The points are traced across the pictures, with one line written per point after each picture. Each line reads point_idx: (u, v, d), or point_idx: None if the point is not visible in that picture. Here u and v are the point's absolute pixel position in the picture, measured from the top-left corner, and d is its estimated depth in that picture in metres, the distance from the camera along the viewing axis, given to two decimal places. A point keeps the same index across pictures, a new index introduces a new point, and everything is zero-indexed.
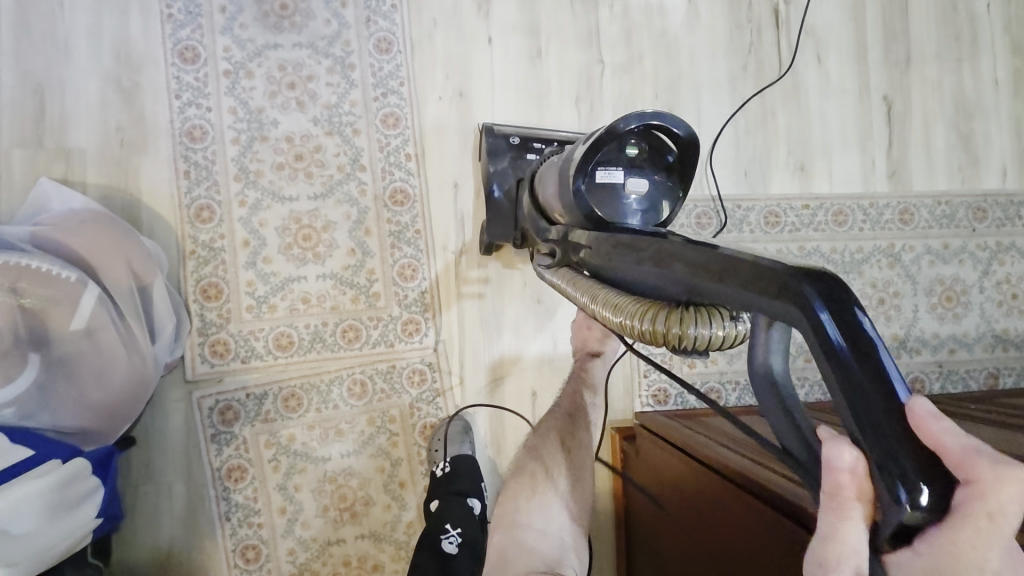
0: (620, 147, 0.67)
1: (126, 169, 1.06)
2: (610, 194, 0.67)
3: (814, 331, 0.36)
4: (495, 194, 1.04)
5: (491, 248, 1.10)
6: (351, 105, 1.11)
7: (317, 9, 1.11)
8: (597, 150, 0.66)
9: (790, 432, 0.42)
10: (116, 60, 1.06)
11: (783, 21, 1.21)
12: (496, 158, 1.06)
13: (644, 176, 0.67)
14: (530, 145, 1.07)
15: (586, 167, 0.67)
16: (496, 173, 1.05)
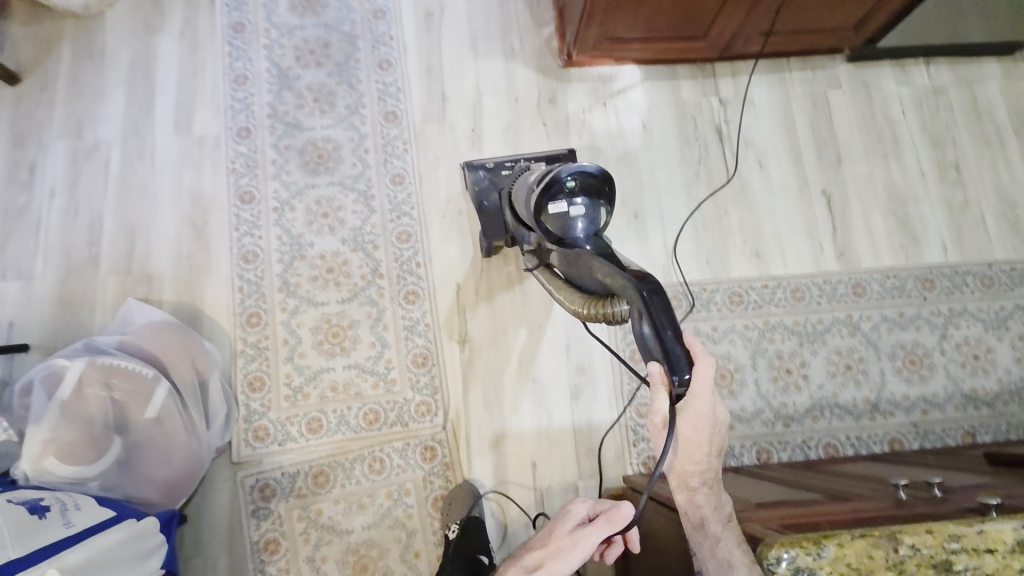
0: (560, 182, 0.90)
1: (194, 287, 1.32)
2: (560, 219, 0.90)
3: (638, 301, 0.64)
4: (484, 204, 1.29)
5: (491, 251, 1.32)
6: (372, 226, 1.37)
7: (346, 155, 1.41)
8: (545, 194, 0.90)
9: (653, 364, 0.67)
10: (192, 206, 1.36)
11: (725, 136, 1.46)
12: (478, 179, 1.31)
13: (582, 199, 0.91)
14: (502, 164, 1.33)
15: (540, 207, 0.91)
16: (481, 191, 1.30)
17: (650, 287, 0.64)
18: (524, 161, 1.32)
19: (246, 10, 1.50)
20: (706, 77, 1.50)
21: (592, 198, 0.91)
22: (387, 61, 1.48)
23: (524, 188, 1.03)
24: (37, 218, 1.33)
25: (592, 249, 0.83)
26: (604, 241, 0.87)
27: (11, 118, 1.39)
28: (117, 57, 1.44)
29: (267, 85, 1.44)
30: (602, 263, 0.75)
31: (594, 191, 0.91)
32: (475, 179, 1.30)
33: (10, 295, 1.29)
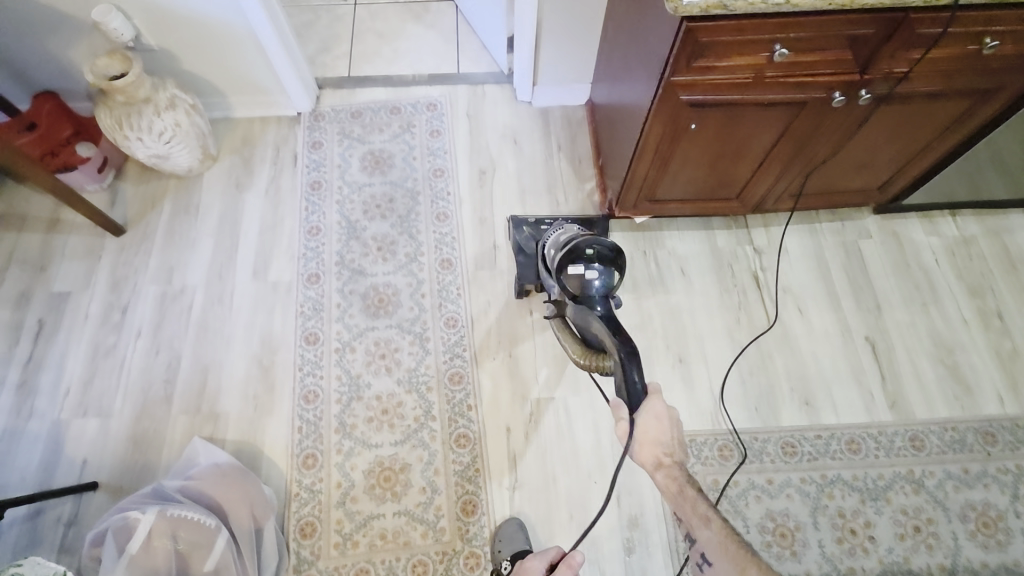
0: (582, 250, 1.10)
1: (256, 427, 1.38)
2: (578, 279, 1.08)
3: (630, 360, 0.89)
4: (522, 251, 1.44)
5: (523, 294, 1.49)
6: (426, 368, 1.44)
7: (404, 300, 1.52)
8: (569, 258, 1.10)
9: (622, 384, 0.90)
10: (262, 346, 1.46)
11: (763, 283, 1.53)
12: (519, 230, 1.47)
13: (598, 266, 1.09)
14: (542, 221, 1.49)
15: (563, 267, 1.10)
16: (521, 242, 1.45)
17: (627, 348, 0.92)
18: (562, 221, 1.49)
19: (323, 170, 1.69)
20: (740, 227, 1.59)
21: (607, 266, 1.09)
22: (445, 213, 1.63)
23: (554, 246, 1.22)
24: (123, 357, 1.45)
25: (601, 314, 1.03)
26: (609, 304, 1.06)
27: (112, 265, 1.56)
28: (209, 211, 1.63)
29: (337, 234, 1.59)
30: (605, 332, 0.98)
31: (609, 261, 1.10)
32: (517, 232, 1.46)
33: (89, 432, 1.38)
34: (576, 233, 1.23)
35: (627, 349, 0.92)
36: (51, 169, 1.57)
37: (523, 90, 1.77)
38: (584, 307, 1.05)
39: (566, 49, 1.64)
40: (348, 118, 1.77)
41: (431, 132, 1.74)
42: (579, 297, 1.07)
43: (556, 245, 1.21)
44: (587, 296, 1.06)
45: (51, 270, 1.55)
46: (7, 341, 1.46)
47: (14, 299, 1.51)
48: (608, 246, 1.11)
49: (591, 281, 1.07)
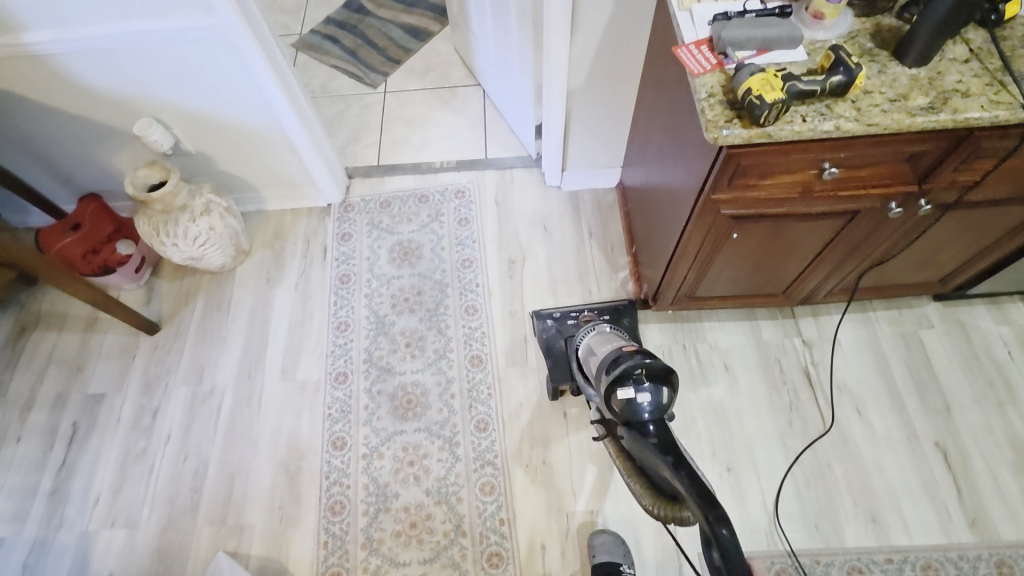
0: (628, 369, 0.93)
1: (281, 541, 1.33)
2: (628, 403, 0.90)
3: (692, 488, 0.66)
4: (551, 348, 1.40)
5: (557, 395, 1.42)
6: (456, 476, 1.37)
7: (433, 400, 1.47)
8: (614, 381, 0.94)
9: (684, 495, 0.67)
10: (288, 451, 1.43)
11: (815, 379, 1.42)
12: (546, 327, 1.43)
13: (650, 387, 0.92)
14: (568, 313, 1.45)
15: (608, 394, 0.94)
16: (548, 337, 1.41)
17: (716, 512, 0.60)
18: (588, 312, 1.44)
19: (352, 263, 1.69)
20: (786, 317, 1.50)
21: (660, 384, 0.93)
22: (474, 306, 1.59)
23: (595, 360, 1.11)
24: (151, 462, 1.44)
25: (658, 444, 0.82)
26: (667, 428, 0.88)
27: (146, 364, 1.57)
28: (241, 307, 1.65)
29: (366, 330, 1.58)
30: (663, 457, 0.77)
31: (661, 378, 0.94)
32: (541, 327, 1.43)
33: (115, 544, 1.35)
34: (620, 346, 1.08)
35: (707, 503, 0.62)
36: (91, 270, 1.61)
37: (552, 175, 1.75)
38: (637, 435, 0.87)
39: (595, 137, 1.62)
40: (378, 209, 1.78)
41: (459, 221, 1.74)
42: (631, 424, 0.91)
43: (597, 363, 1.08)
44: (639, 420, 0.90)
45: (87, 371, 1.57)
46: (42, 447, 1.47)
47: (51, 401, 1.53)
48: (654, 361, 0.95)
49: (641, 406, 0.90)
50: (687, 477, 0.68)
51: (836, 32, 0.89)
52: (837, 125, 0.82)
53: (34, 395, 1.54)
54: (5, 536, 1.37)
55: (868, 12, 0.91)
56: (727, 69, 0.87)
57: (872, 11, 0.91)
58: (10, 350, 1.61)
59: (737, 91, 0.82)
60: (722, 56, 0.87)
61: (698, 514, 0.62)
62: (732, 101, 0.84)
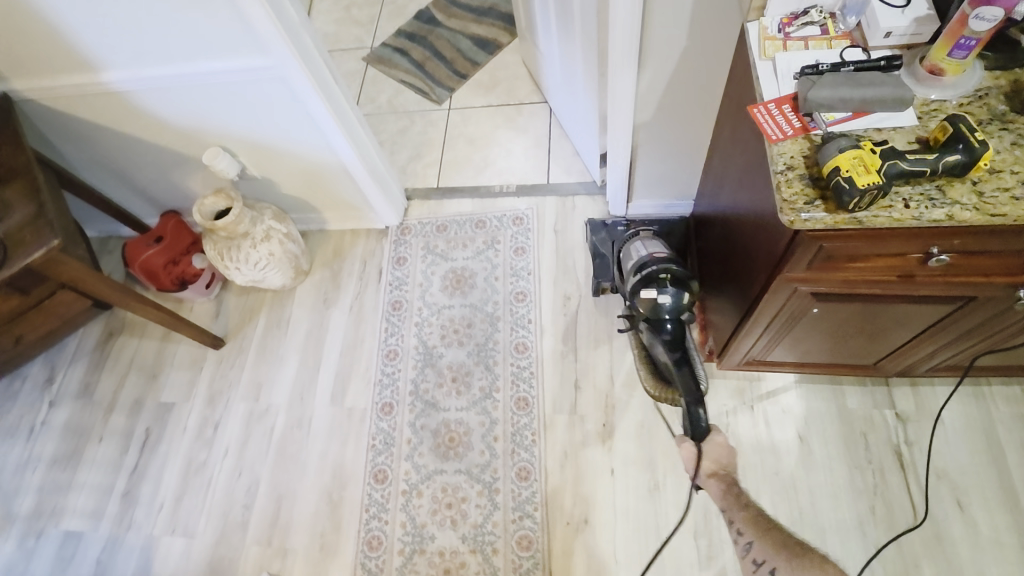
0: (654, 275, 1.16)
1: (320, 570, 1.35)
2: (650, 302, 1.14)
3: (688, 381, 1.05)
4: (598, 253, 1.51)
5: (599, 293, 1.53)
6: (493, 524, 1.33)
7: (476, 441, 1.43)
8: (640, 283, 1.16)
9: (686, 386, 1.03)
10: (332, 478, 1.45)
11: (907, 462, 1.24)
12: (596, 233, 1.53)
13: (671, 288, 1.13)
14: (619, 222, 1.51)
15: (635, 291, 1.16)
16: (597, 242, 1.52)
17: (695, 399, 1.01)
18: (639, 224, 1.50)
19: (405, 288, 1.67)
20: (877, 385, 1.31)
21: (679, 288, 1.15)
22: (524, 343, 1.53)
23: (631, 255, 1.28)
24: (210, 475, 1.51)
25: (672, 344, 1.12)
26: (681, 326, 1.14)
27: (211, 377, 1.65)
28: (298, 327, 1.68)
29: (414, 361, 1.56)
30: (671, 351, 1.12)
31: (680, 282, 1.16)
32: (594, 235, 1.52)
33: (174, 551, 1.44)
34: (653, 247, 1.26)
35: (691, 395, 1.01)
36: (168, 284, 1.72)
37: (616, 205, 1.63)
38: (655, 331, 1.15)
39: (664, 168, 1.48)
40: (434, 232, 1.74)
41: (515, 250, 1.67)
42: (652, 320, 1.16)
43: (630, 260, 1.26)
44: (661, 319, 1.14)
45: (161, 379, 1.68)
46: (119, 448, 1.60)
47: (130, 406, 1.65)
48: (676, 268, 1.16)
49: (663, 307, 1.13)
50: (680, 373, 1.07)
51: (957, 90, 0.75)
52: (949, 214, 0.67)
53: (116, 397, 1.68)
54: (84, 531, 1.50)
55: (1003, 65, 0.76)
56: (812, 135, 0.75)
57: (1011, 65, 0.76)
58: (100, 353, 1.76)
59: (823, 168, 0.70)
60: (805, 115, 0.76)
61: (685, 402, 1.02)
62: (815, 177, 0.72)
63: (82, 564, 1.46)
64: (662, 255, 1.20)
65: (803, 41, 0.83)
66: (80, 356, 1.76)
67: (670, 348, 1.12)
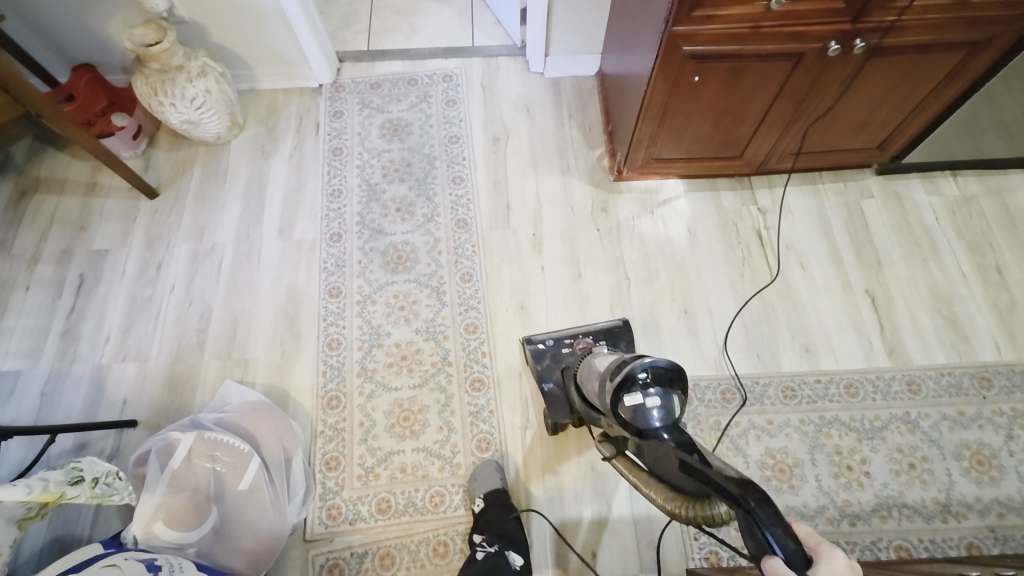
0: (632, 375, 0.85)
1: (283, 372, 1.46)
2: (637, 412, 0.82)
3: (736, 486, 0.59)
4: (541, 382, 1.32)
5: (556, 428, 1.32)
6: (443, 318, 1.51)
7: (422, 256, 1.59)
8: (620, 386, 0.86)
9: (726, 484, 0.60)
10: (288, 298, 1.55)
11: (766, 240, 1.59)
12: (540, 359, 1.34)
13: (663, 391, 0.83)
14: (561, 344, 1.36)
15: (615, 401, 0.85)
16: (543, 371, 1.33)
17: (757, 503, 0.57)
18: (581, 337, 1.37)
19: (344, 137, 1.78)
20: (744, 188, 1.66)
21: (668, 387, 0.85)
22: (460, 177, 1.71)
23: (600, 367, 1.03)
24: (158, 308, 1.54)
25: (679, 450, 0.74)
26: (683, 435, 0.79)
27: (147, 225, 1.65)
28: (237, 175, 1.73)
29: (358, 197, 1.68)
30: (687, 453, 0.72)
31: (668, 381, 0.85)
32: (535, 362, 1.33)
33: (127, 375, 1.47)
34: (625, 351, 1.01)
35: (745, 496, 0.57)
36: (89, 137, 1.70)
37: (535, 61, 1.85)
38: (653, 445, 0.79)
39: (577, 20, 1.70)
40: (368, 90, 1.86)
41: (447, 102, 1.83)
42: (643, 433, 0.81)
43: (602, 374, 0.98)
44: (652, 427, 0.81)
45: (90, 230, 1.65)
46: (52, 294, 1.57)
47: (57, 255, 1.62)
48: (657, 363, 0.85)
49: (652, 413, 0.82)
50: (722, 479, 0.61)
51: None
52: None
53: (40, 249, 1.62)
54: (21, 369, 1.48)
55: None
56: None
57: None
58: (13, 211, 1.68)
59: None
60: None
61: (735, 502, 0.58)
62: None
63: (23, 397, 1.44)
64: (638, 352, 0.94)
65: None
66: None
67: (682, 451, 0.73)
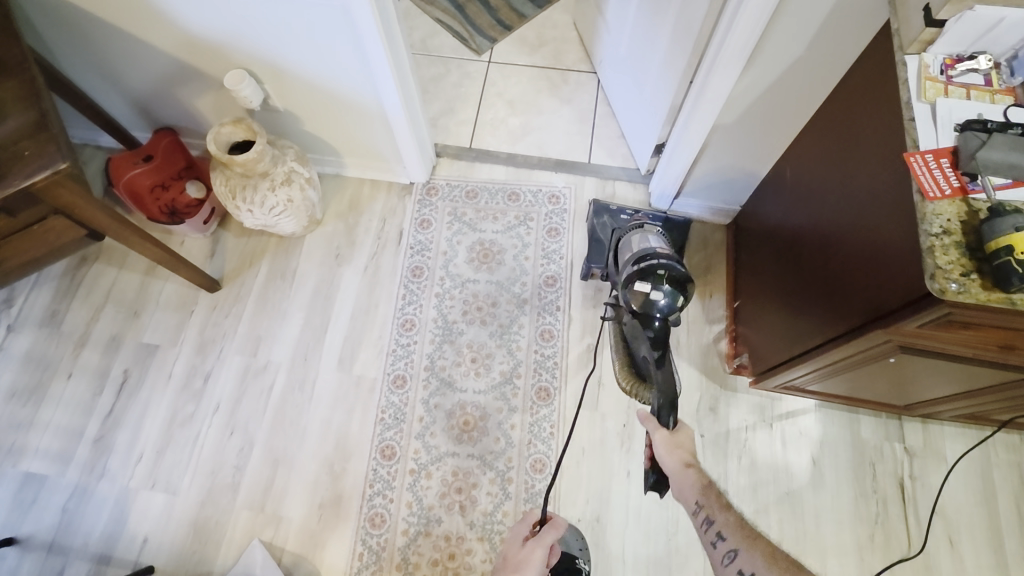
0: (653, 269, 1.06)
1: (317, 541, 1.29)
2: (643, 297, 1.04)
3: (670, 381, 0.95)
4: (595, 236, 1.46)
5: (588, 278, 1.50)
6: (503, 514, 1.30)
7: (492, 427, 1.38)
8: (637, 275, 1.06)
9: (665, 381, 0.95)
10: (335, 449, 1.37)
11: (908, 495, 1.29)
12: (598, 216, 1.48)
13: (666, 292, 1.04)
14: (622, 210, 1.48)
15: (631, 280, 1.06)
16: (597, 225, 1.47)
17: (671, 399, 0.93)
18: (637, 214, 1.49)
19: (427, 255, 1.57)
20: (890, 417, 1.36)
21: (677, 291, 1.05)
22: (550, 331, 1.47)
23: (640, 248, 1.20)
24: (197, 430, 1.40)
25: (653, 339, 1.02)
26: (666, 330, 1.04)
27: (202, 324, 1.51)
28: (305, 281, 1.55)
29: (431, 335, 1.48)
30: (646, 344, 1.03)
31: (680, 285, 1.06)
32: (597, 217, 1.47)
33: (153, 508, 1.33)
34: (656, 248, 1.18)
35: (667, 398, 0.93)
36: (159, 206, 1.54)
37: (660, 200, 1.57)
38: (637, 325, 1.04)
39: (723, 175, 1.42)
40: (462, 198, 1.64)
41: (549, 230, 1.59)
42: (639, 314, 1.04)
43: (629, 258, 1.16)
44: (647, 313, 1.04)
45: (144, 318, 1.52)
46: (92, 388, 1.44)
47: (105, 342, 1.49)
48: (682, 271, 1.07)
49: (655, 305, 1.03)
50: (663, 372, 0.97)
51: None
52: None
53: (88, 331, 1.50)
54: (48, 475, 1.36)
55: None
56: (996, 90, 0.79)
57: None
58: (70, 279, 1.56)
59: (990, 241, 0.67)
60: (967, 59, 0.79)
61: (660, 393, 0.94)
62: (973, 248, 0.69)
63: (45, 510, 1.33)
64: (666, 253, 1.13)
65: (966, 89, 0.78)
66: (44, 281, 1.56)
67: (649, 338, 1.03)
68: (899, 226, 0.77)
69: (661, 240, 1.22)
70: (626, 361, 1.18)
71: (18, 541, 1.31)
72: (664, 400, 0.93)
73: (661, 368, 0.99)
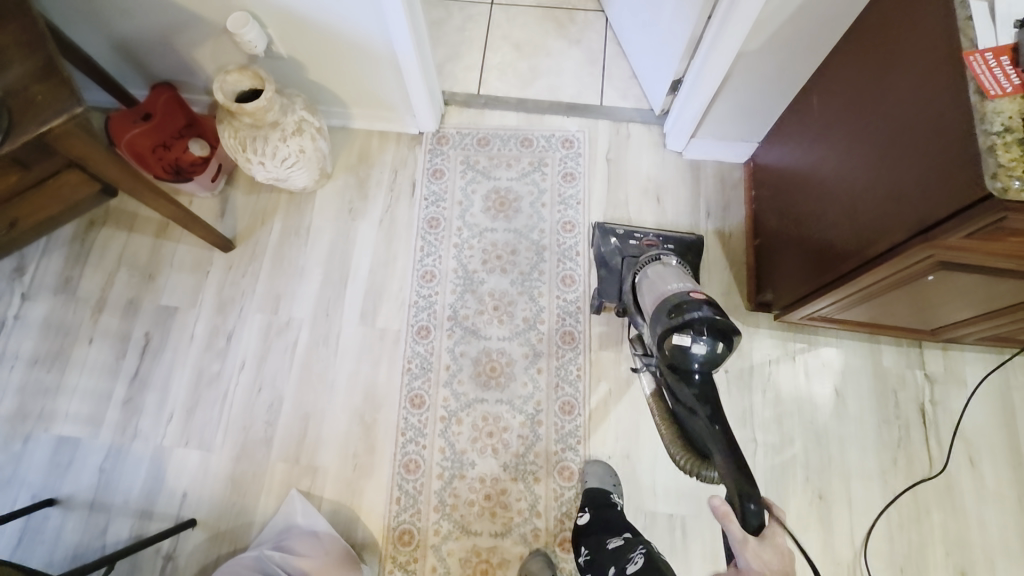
0: (690, 320, 0.97)
1: (354, 489, 1.32)
2: (681, 351, 0.96)
3: (740, 468, 0.81)
4: (606, 264, 1.34)
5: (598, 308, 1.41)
6: (535, 455, 1.33)
7: (518, 373, 1.39)
8: (676, 326, 0.98)
9: (734, 468, 0.81)
10: (365, 400, 1.38)
11: (930, 419, 1.33)
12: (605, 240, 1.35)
13: (710, 343, 0.94)
14: (632, 234, 1.36)
15: (667, 333, 0.98)
16: (606, 253, 1.34)
17: (748, 484, 0.78)
18: (651, 236, 1.37)
19: (442, 206, 1.55)
20: (911, 346, 1.38)
21: (719, 340, 0.96)
22: (571, 276, 1.47)
23: (661, 290, 1.13)
24: (225, 389, 1.40)
25: (705, 411, 0.90)
26: (712, 389, 0.95)
27: (220, 284, 1.49)
28: (321, 237, 1.53)
29: (452, 285, 1.47)
30: (697, 414, 0.91)
31: (722, 335, 0.96)
32: (603, 243, 1.35)
33: (188, 465, 1.35)
34: (685, 290, 1.09)
35: (741, 482, 0.78)
36: (166, 163, 1.50)
37: (677, 139, 1.54)
38: (680, 385, 0.95)
39: (743, 110, 1.39)
40: (474, 146, 1.60)
41: (564, 175, 1.57)
42: (679, 370, 0.96)
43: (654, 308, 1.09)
44: (686, 367, 0.96)
45: (160, 281, 1.50)
46: (115, 352, 1.44)
47: (123, 306, 1.48)
48: (723, 319, 0.97)
49: (695, 356, 0.95)
50: (726, 450, 0.85)
51: None
52: None
53: (105, 296, 1.49)
54: (80, 439, 1.37)
55: None
56: None
57: None
58: (80, 245, 1.53)
59: None
60: None
61: (729, 478, 0.80)
62: None
63: (81, 472, 1.34)
64: (702, 298, 1.03)
65: None
66: (54, 248, 1.53)
67: (698, 407, 0.91)
68: (956, 138, 0.76)
69: (684, 275, 1.17)
70: (676, 434, 0.97)
71: (58, 502, 1.32)
72: (737, 491, 0.78)
73: (717, 445, 0.86)
